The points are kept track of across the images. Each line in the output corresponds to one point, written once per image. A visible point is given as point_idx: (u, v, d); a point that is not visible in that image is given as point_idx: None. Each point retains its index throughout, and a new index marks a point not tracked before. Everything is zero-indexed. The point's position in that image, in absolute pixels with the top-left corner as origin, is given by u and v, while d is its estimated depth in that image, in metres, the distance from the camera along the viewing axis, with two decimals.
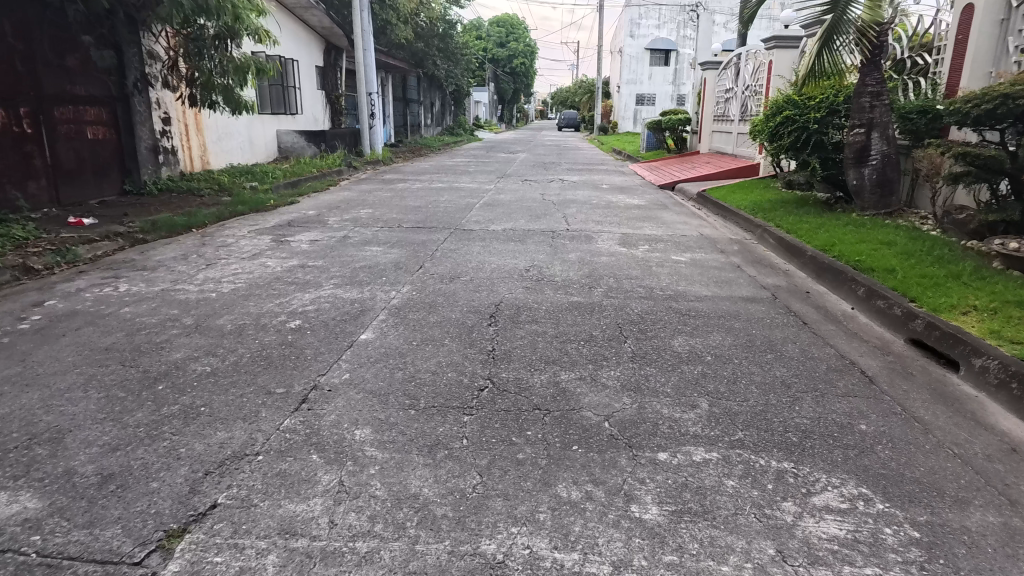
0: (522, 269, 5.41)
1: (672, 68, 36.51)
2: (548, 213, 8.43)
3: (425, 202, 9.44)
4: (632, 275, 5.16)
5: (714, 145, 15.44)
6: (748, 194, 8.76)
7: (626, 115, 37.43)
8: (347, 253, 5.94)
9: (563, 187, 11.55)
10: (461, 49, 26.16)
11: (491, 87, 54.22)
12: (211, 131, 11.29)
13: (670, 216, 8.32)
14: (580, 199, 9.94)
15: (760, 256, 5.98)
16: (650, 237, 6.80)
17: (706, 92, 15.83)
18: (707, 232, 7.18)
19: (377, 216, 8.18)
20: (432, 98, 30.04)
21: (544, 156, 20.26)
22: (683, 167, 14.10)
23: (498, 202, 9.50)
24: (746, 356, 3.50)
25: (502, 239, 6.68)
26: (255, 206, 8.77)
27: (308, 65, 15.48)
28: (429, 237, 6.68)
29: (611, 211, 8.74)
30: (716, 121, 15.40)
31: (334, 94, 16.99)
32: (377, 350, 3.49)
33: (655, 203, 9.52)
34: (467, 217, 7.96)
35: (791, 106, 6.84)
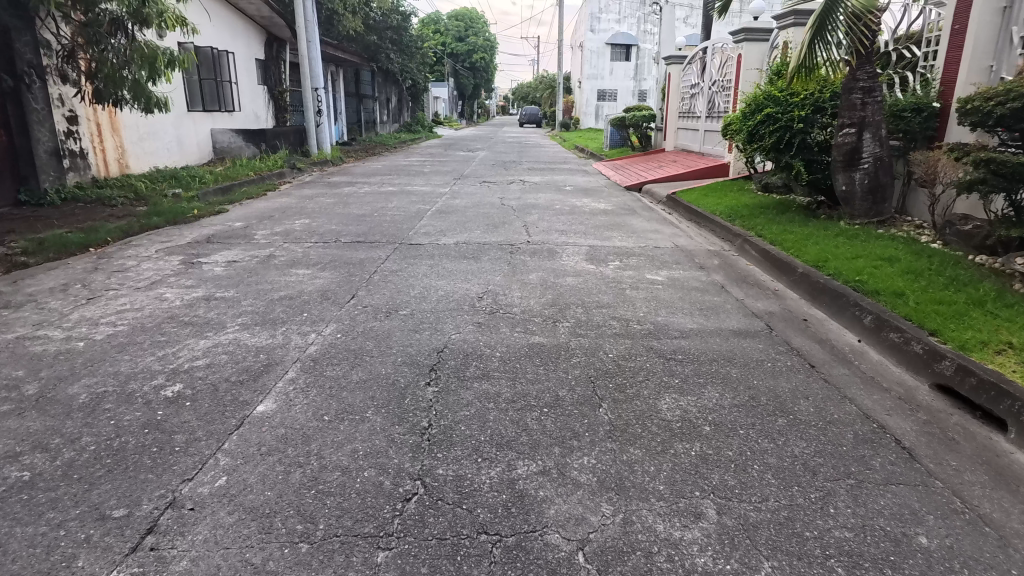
0: (475, 295, 4.58)
1: (633, 63, 36.11)
2: (507, 221, 7.62)
3: (371, 209, 8.52)
4: (602, 302, 4.39)
5: (680, 143, 14.88)
6: (722, 197, 8.12)
7: (587, 111, 36.87)
8: (268, 278, 5.02)
9: (524, 190, 10.74)
10: (417, 42, 25.05)
11: (451, 82, 52.99)
12: (130, 131, 10.09)
13: (639, 223, 7.61)
14: (541, 203, 9.14)
15: (744, 273, 5.31)
16: (620, 251, 6.05)
17: (671, 87, 15.25)
18: (683, 243, 6.48)
19: (313, 227, 7.22)
20: (387, 94, 28.83)
21: (504, 155, 19.41)
22: (649, 166, 13.47)
23: (452, 209, 8.63)
24: (753, 422, 2.76)
25: (454, 255, 5.83)
26: (173, 217, 7.69)
27: (245, 58, 14.26)
28: (369, 255, 5.79)
29: (576, 218, 7.98)
30: (682, 118, 14.82)
31: (276, 89, 15.77)
32: (274, 431, 2.62)
33: (622, 208, 8.79)
34: (416, 228, 7.08)
35: (772, 103, 6.17)
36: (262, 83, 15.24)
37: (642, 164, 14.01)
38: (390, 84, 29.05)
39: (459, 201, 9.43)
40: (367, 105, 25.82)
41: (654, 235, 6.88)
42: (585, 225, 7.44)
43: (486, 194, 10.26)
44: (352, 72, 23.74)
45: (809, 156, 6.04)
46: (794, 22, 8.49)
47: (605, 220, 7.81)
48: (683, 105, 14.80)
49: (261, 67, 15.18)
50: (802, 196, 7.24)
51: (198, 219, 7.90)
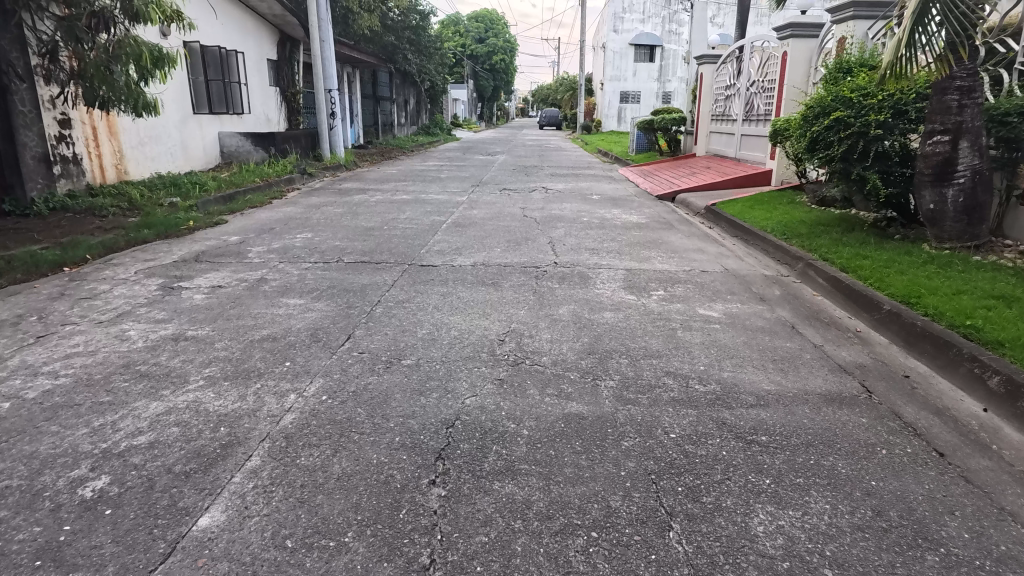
0: (495, 337, 3.79)
1: (657, 64, 35.12)
2: (530, 237, 6.85)
3: (382, 221, 7.80)
4: (649, 349, 3.60)
5: (712, 148, 13.97)
6: (771, 211, 7.25)
7: (609, 114, 35.95)
8: (254, 309, 4.31)
9: (547, 200, 9.94)
10: (435, 42, 24.40)
11: (470, 83, 52.37)
12: (129, 134, 9.50)
13: (678, 240, 6.78)
14: (567, 215, 8.34)
15: (816, 309, 4.46)
16: (662, 276, 5.23)
17: (703, 89, 14.35)
18: (734, 266, 5.63)
19: (314, 243, 6.50)
20: (405, 96, 28.26)
21: (524, 159, 18.63)
22: (680, 173, 12.59)
23: (470, 221, 7.88)
24: (891, 561, 1.94)
25: (470, 281, 5.05)
26: (165, 230, 7.02)
27: (256, 58, 13.67)
28: (374, 279, 5.06)
29: (606, 233, 7.17)
30: (715, 122, 13.92)
31: (288, 90, 15.18)
32: (214, 568, 1.86)
33: (655, 221, 7.96)
34: (428, 246, 6.32)
35: (842, 106, 5.29)
36: (274, 84, 14.65)
37: (673, 171, 13.13)
38: (408, 85, 28.44)
39: (478, 212, 8.67)
40: (384, 106, 25.21)
41: (698, 256, 6.04)
42: (618, 242, 6.63)
43: (506, 203, 9.49)
44: (369, 73, 23.14)
45: (886, 168, 5.15)
46: (854, 15, 7.58)
47: (639, 236, 7.00)
48: (716, 107, 13.89)
49: (273, 68, 14.60)
50: (867, 213, 6.34)
51: (192, 231, 7.24)
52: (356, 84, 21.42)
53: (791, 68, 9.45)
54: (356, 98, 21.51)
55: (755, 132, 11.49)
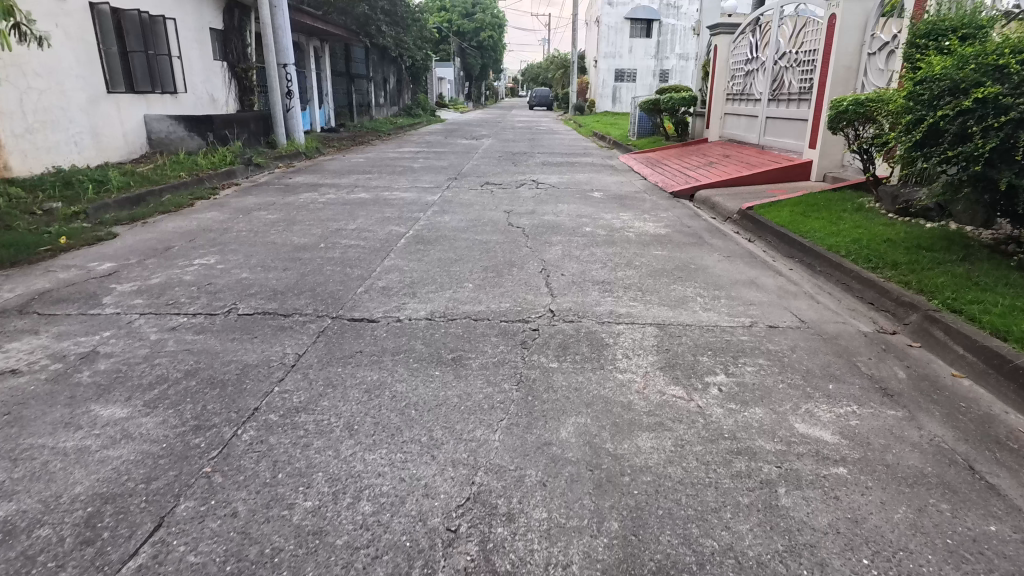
0: (439, 518, 1.99)
1: (654, 40, 33.04)
2: (517, 261, 5.00)
3: (322, 234, 5.94)
4: (745, 562, 1.82)
5: (728, 133, 12.13)
6: (835, 223, 5.47)
7: (604, 93, 33.86)
8: (27, 435, 2.46)
9: (538, 198, 8.06)
10: (414, 14, 22.13)
11: (457, 61, 49.82)
12: (9, 119, 7.50)
13: (716, 265, 4.98)
14: (564, 223, 6.48)
15: (992, 422, 2.68)
16: (714, 341, 3.41)
17: (717, 65, 12.47)
18: (813, 317, 3.86)
19: (213, 274, 4.62)
20: (384, 73, 26.07)
21: (511, 144, 16.68)
22: (692, 162, 10.75)
23: (439, 233, 6.02)
24: None
25: (420, 354, 3.22)
26: (14, 252, 5.10)
27: (195, 27, 11.62)
28: (269, 354, 3.22)
29: (617, 253, 5.33)
30: (732, 102, 12.07)
31: (237, 66, 13.14)
32: None
33: (679, 232, 6.14)
34: (370, 280, 4.46)
35: (990, 79, 3.54)
36: (220, 60, 12.61)
37: (683, 159, 11.29)
38: (386, 62, 26.17)
39: (450, 218, 6.79)
40: (358, 85, 23.01)
41: (754, 296, 4.24)
42: (636, 269, 4.80)
43: (488, 204, 7.62)
44: (340, 46, 20.92)
45: None
46: None
47: (662, 258, 5.16)
48: (733, 86, 12.03)
49: (218, 40, 12.56)
50: (984, 233, 4.57)
51: (59, 253, 5.34)
52: (324, 59, 19.21)
53: (841, 35, 7.64)
54: (324, 75, 19.33)
55: (783, 115, 9.71)
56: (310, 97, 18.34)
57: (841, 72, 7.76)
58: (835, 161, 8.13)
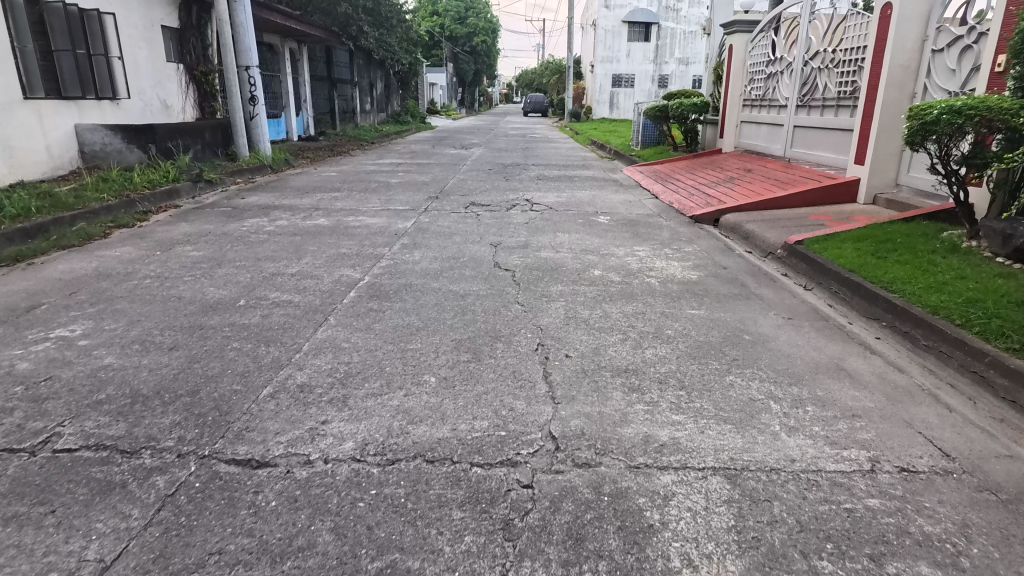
0: None
1: (653, 44, 31.80)
2: (503, 330, 3.60)
3: (250, 283, 4.53)
4: None
5: (747, 142, 10.79)
6: (928, 271, 4.10)
7: (600, 99, 32.64)
8: None
9: (533, 225, 6.66)
10: (399, 15, 20.77)
11: (449, 66, 48.56)
12: None
13: (778, 336, 3.59)
14: (565, 263, 5.08)
15: None
16: (829, 518, 2.02)
17: (733, 67, 11.17)
18: (960, 447, 2.49)
19: (62, 360, 3.19)
20: (370, 78, 24.73)
21: (503, 153, 15.30)
22: (708, 177, 9.39)
23: (403, 279, 4.63)
24: None
25: (322, 558, 1.82)
26: None
27: (141, 24, 10.24)
28: (52, 564, 1.81)
29: (639, 313, 3.93)
30: (750, 109, 10.75)
31: (195, 68, 11.76)
32: None
33: (714, 277, 4.75)
34: (286, 370, 3.05)
35: None
36: (174, 61, 11.25)
37: (697, 173, 9.92)
38: (372, 66, 24.81)
39: (423, 254, 5.39)
40: (342, 90, 21.64)
41: (851, 399, 2.86)
42: (669, 346, 3.41)
43: (472, 233, 6.22)
44: (320, 49, 19.54)
45: None
46: None
47: (702, 324, 3.76)
48: (751, 91, 10.69)
49: (172, 39, 11.21)
50: None
51: None
52: (301, 63, 17.81)
53: (897, 28, 6.33)
54: (301, 79, 17.94)
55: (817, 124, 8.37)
56: (284, 103, 16.96)
57: (898, 72, 6.44)
58: (887, 180, 6.80)
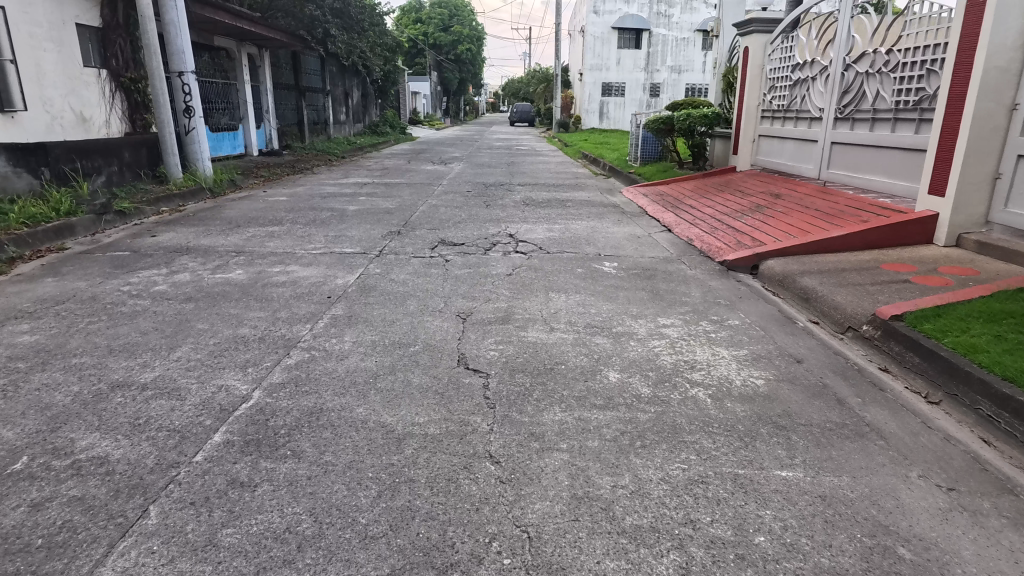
0: None
1: (643, 51, 30.49)
2: (460, 548, 1.95)
3: (63, 411, 2.83)
4: None
5: (770, 162, 9.27)
6: None
7: (589, 108, 31.19)
8: None
9: (517, 278, 5.01)
10: (373, 17, 19.15)
11: (433, 75, 47.00)
12: None
13: (959, 551, 1.98)
14: (564, 355, 3.44)
15: None
16: None
17: (749, 73, 9.68)
18: None
19: None
20: (345, 87, 23.14)
21: (485, 170, 13.70)
22: (726, 204, 7.88)
23: (314, 395, 2.97)
24: None
25: None
26: None
27: (47, 22, 8.52)
28: None
29: (696, 483, 2.30)
30: (772, 122, 9.25)
31: (122, 74, 10.05)
32: None
33: (791, 385, 3.13)
34: None
35: None
36: (93, 66, 9.53)
37: (712, 198, 8.39)
38: (345, 74, 23.13)
39: (358, 336, 3.73)
40: (312, 99, 19.99)
41: None
42: None
43: (435, 294, 4.57)
44: (284, 54, 17.84)
45: None
46: None
47: (813, 517, 2.12)
48: (773, 100, 9.17)
49: (91, 40, 9.50)
50: None
51: None
52: (262, 69, 16.11)
53: (995, 21, 4.82)
54: (262, 88, 16.24)
55: (869, 142, 6.84)
56: (241, 114, 15.23)
57: (993, 78, 4.93)
58: (974, 217, 5.27)
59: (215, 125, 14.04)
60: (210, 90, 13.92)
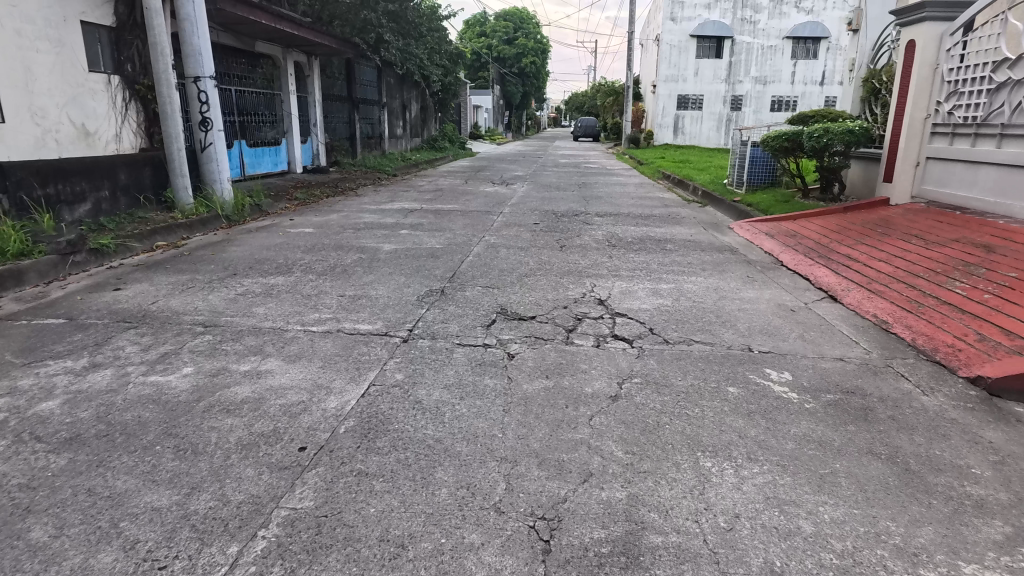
0: None
1: (725, 60, 27.87)
2: None
3: None
4: None
5: (949, 196, 6.80)
6: None
7: (663, 123, 28.81)
8: None
9: (631, 408, 2.91)
10: (432, 24, 17.60)
11: (495, 88, 45.67)
12: None
13: None
14: None
15: None
16: None
17: (912, 76, 7.25)
18: None
19: None
20: (403, 99, 21.82)
21: (554, 194, 11.71)
22: (902, 255, 5.57)
23: None
24: None
25: None
26: None
27: (44, 18, 7.12)
28: None
29: None
30: (951, 141, 6.81)
31: (138, 81, 8.64)
32: None
33: None
34: None
35: None
36: (103, 71, 8.13)
37: (872, 243, 6.09)
38: (402, 85, 21.72)
39: None
40: (366, 112, 18.64)
41: None
42: None
43: (488, 450, 2.54)
44: (337, 63, 16.48)
45: None
46: None
47: None
48: (956, 111, 6.71)
49: (101, 40, 8.11)
50: None
51: None
52: (310, 79, 14.75)
53: None
54: (310, 99, 14.87)
55: None
56: (285, 127, 13.85)
57: None
58: None
59: (255, 139, 12.64)
60: (251, 100, 12.55)
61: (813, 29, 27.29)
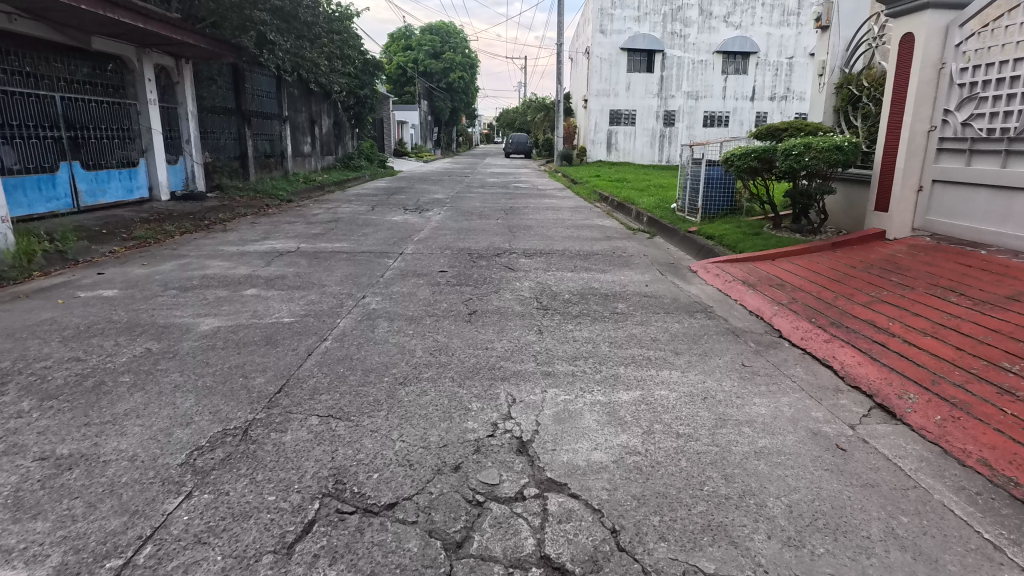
0: None
1: (657, 75, 26.99)
2: None
3: None
4: None
5: (970, 230, 5.31)
6: None
7: (595, 139, 27.57)
8: None
9: None
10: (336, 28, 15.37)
11: (422, 104, 43.64)
12: None
13: None
14: None
15: None
16: None
17: (909, 78, 5.75)
18: None
19: None
20: (311, 114, 19.42)
21: (475, 223, 9.73)
22: (949, 322, 3.91)
23: None
24: None
25: None
26: None
27: None
28: None
29: None
30: (969, 161, 5.33)
31: None
32: None
33: None
34: None
35: None
36: None
37: (896, 301, 4.42)
38: (308, 97, 19.28)
39: None
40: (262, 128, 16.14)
41: None
42: None
43: None
44: (219, 69, 13.96)
45: None
46: None
47: None
48: (975, 122, 5.24)
49: None
50: None
51: None
52: (181, 87, 12.18)
53: None
54: (180, 111, 12.30)
55: None
56: (144, 145, 11.23)
57: None
58: None
59: (97, 161, 10.01)
60: (91, 112, 9.91)
61: (743, 43, 26.78)
